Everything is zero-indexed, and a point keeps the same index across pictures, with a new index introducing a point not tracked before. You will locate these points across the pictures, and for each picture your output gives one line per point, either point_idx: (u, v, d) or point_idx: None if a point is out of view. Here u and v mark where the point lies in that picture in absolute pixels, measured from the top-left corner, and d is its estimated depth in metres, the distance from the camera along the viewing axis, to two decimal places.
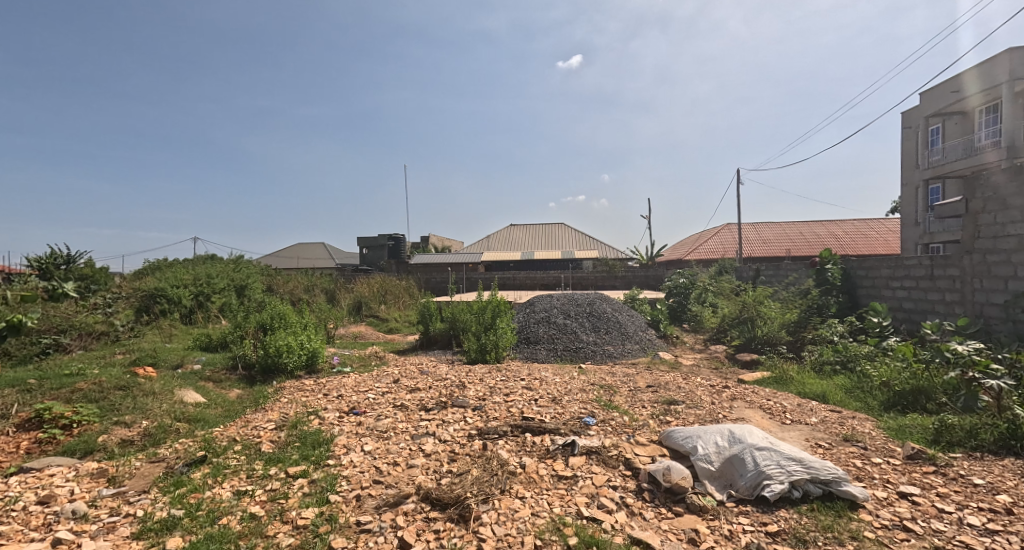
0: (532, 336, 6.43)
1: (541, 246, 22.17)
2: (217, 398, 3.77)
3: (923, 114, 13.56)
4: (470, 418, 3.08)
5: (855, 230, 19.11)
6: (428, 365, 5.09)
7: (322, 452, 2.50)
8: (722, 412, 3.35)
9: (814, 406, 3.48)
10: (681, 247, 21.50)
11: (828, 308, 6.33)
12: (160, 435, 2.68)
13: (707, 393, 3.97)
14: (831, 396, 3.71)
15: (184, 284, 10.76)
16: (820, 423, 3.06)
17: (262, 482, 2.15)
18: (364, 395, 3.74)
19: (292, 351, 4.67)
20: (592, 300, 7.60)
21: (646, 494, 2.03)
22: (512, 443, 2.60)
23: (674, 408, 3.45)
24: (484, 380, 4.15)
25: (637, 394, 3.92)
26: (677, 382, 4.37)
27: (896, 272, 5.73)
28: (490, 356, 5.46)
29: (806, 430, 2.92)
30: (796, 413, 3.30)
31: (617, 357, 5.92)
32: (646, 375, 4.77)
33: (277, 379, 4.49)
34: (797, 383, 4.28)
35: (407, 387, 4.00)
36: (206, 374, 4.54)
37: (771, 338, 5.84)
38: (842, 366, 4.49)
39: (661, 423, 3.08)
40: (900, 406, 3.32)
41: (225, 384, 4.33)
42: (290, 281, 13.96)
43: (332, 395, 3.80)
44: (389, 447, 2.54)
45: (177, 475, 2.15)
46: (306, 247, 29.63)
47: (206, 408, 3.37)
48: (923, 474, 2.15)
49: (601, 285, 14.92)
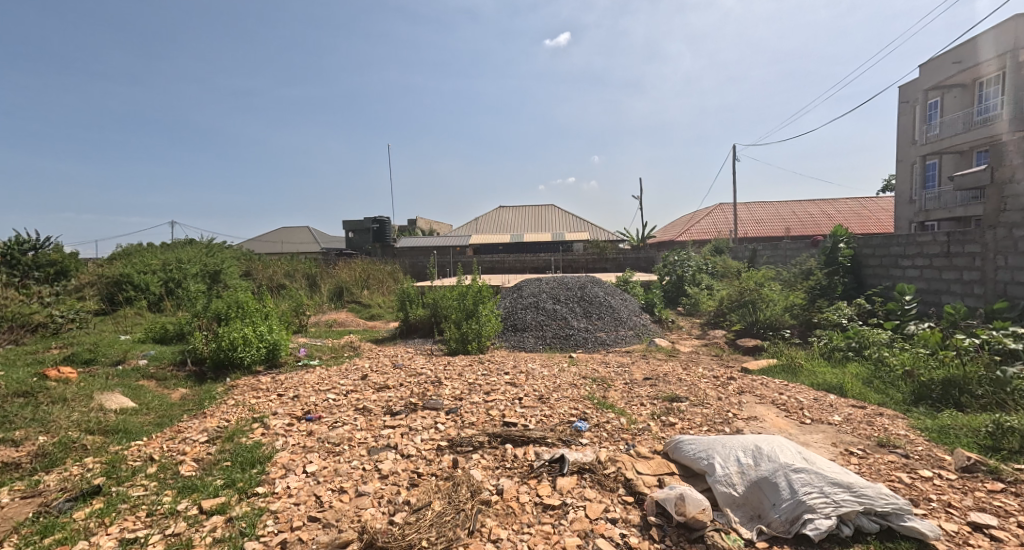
0: (519, 323, 5.98)
1: (530, 228, 21.70)
2: (153, 401, 3.26)
3: (922, 88, 13.15)
4: (443, 425, 2.63)
5: (848, 209, 18.89)
6: (404, 357, 4.65)
7: (254, 474, 2.02)
8: (731, 411, 2.97)
9: (833, 400, 3.12)
10: (673, 228, 21.16)
11: (833, 290, 5.97)
12: (57, 455, 2.17)
13: (711, 386, 3.59)
14: (848, 388, 3.36)
15: (152, 270, 10.19)
16: (844, 423, 2.69)
17: (163, 522, 1.66)
18: (323, 395, 3.27)
19: (249, 344, 4.16)
20: (583, 284, 7.15)
21: (654, 532, 1.60)
22: (488, 459, 2.17)
23: (677, 405, 3.06)
24: (464, 375, 3.71)
25: (634, 388, 3.52)
26: (677, 374, 3.98)
27: (907, 250, 5.37)
28: (472, 346, 4.98)
29: (831, 432, 2.56)
30: (815, 411, 2.93)
31: (610, 344, 5.51)
32: (643, 365, 4.39)
33: (231, 377, 3.98)
34: (808, 373, 3.93)
35: (376, 385, 3.53)
36: (147, 372, 4.01)
37: (774, 322, 5.51)
38: (854, 352, 4.15)
39: (665, 427, 2.67)
40: (930, 401, 2.98)
41: (169, 384, 3.81)
42: (269, 265, 13.32)
43: (288, 396, 3.32)
44: (338, 468, 2.08)
45: (50, 519, 1.65)
46: (291, 231, 28.72)
47: (132, 416, 2.86)
48: (990, 495, 1.77)
49: (592, 268, 14.58)
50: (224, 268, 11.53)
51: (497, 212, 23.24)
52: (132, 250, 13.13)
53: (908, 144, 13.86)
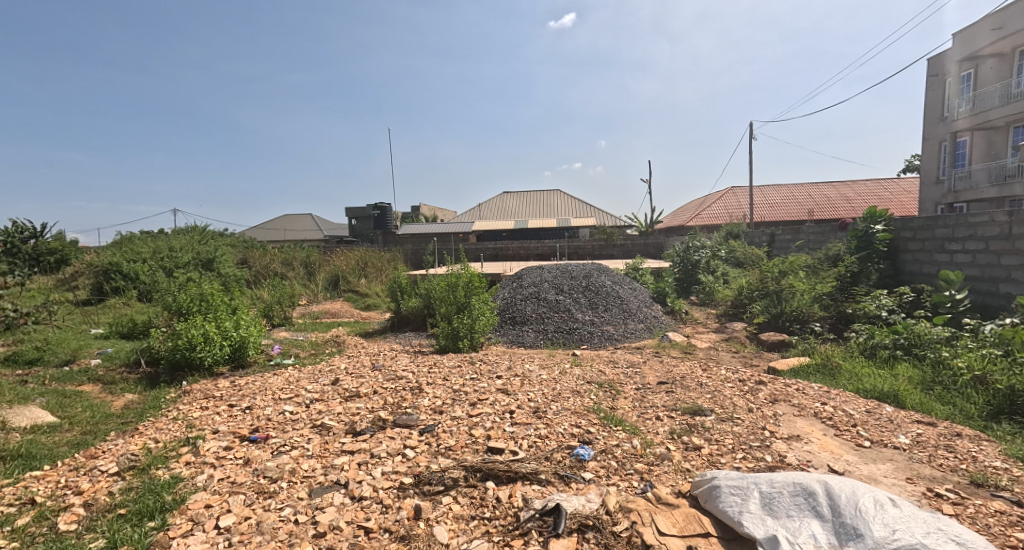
0: (518, 316, 5.45)
1: (535, 214, 21.06)
2: (86, 413, 2.79)
3: (954, 59, 12.19)
4: (413, 450, 2.13)
5: (868, 191, 17.97)
6: (388, 356, 4.16)
7: (148, 531, 1.50)
8: (768, 429, 2.45)
9: (890, 413, 2.59)
10: (684, 212, 20.38)
11: (866, 278, 5.38)
12: None
13: (738, 393, 3.07)
14: (906, 395, 2.82)
15: (142, 258, 9.78)
16: (915, 446, 2.15)
17: None
18: (280, 408, 2.77)
19: (210, 343, 3.67)
20: (588, 272, 6.58)
21: None
22: (461, 505, 1.68)
23: (701, 420, 2.53)
24: (449, 380, 3.20)
25: (647, 396, 3.00)
26: (697, 377, 3.45)
27: (956, 232, 4.74)
28: (464, 343, 4.49)
29: (902, 462, 2.01)
30: (871, 428, 2.40)
31: (618, 339, 4.98)
32: (656, 365, 3.86)
33: (187, 380, 3.49)
34: (849, 376, 3.37)
35: (346, 392, 3.03)
36: (93, 374, 3.53)
37: (802, 314, 4.93)
38: (902, 352, 3.59)
39: (689, 453, 2.15)
40: (1014, 415, 2.44)
41: (116, 389, 3.34)
42: (265, 253, 12.84)
43: (240, 407, 2.82)
44: (263, 521, 1.56)
45: None
46: (292, 218, 28.23)
47: (42, 436, 2.36)
48: None
49: (599, 255, 13.96)
50: (217, 256, 10.99)
51: (500, 198, 22.54)
52: (124, 238, 12.73)
53: (935, 120, 12.91)
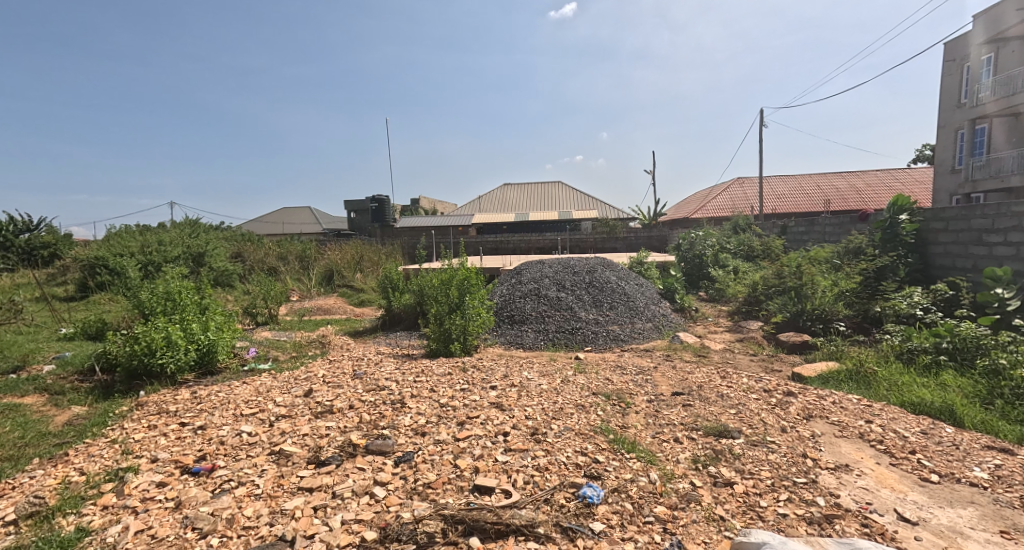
0: (517, 314, 5.08)
1: (537, 206, 20.62)
2: (12, 434, 2.42)
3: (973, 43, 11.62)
4: (385, 488, 1.75)
5: (879, 182, 17.45)
6: (373, 360, 3.78)
7: None
8: (810, 456, 2.05)
9: (953, 436, 2.20)
10: (688, 204, 19.90)
11: (892, 273, 4.98)
12: None
13: (766, 406, 2.68)
14: (966, 412, 2.43)
15: (130, 251, 9.40)
16: (998, 484, 1.75)
17: None
18: (238, 427, 2.38)
19: (172, 347, 3.29)
20: (591, 267, 6.18)
21: None
22: None
23: (728, 445, 2.15)
24: (436, 392, 2.81)
25: (662, 411, 2.61)
26: (716, 387, 3.06)
27: (998, 223, 4.31)
28: (456, 346, 4.11)
29: (987, 507, 1.61)
30: (935, 456, 2.01)
31: (624, 340, 4.62)
32: (668, 371, 3.48)
33: (145, 391, 3.12)
34: (888, 386, 2.98)
35: (318, 407, 2.65)
36: (41, 384, 3.17)
37: (825, 313, 4.52)
38: (946, 358, 3.19)
39: (722, 491, 1.76)
40: None
41: (63, 401, 2.97)
42: (259, 247, 12.45)
43: (193, 426, 2.44)
44: None
45: None
46: (291, 212, 27.81)
47: None
48: None
49: (602, 248, 13.55)
50: (209, 249, 10.59)
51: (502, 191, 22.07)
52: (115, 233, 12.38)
53: (953, 107, 12.38)
